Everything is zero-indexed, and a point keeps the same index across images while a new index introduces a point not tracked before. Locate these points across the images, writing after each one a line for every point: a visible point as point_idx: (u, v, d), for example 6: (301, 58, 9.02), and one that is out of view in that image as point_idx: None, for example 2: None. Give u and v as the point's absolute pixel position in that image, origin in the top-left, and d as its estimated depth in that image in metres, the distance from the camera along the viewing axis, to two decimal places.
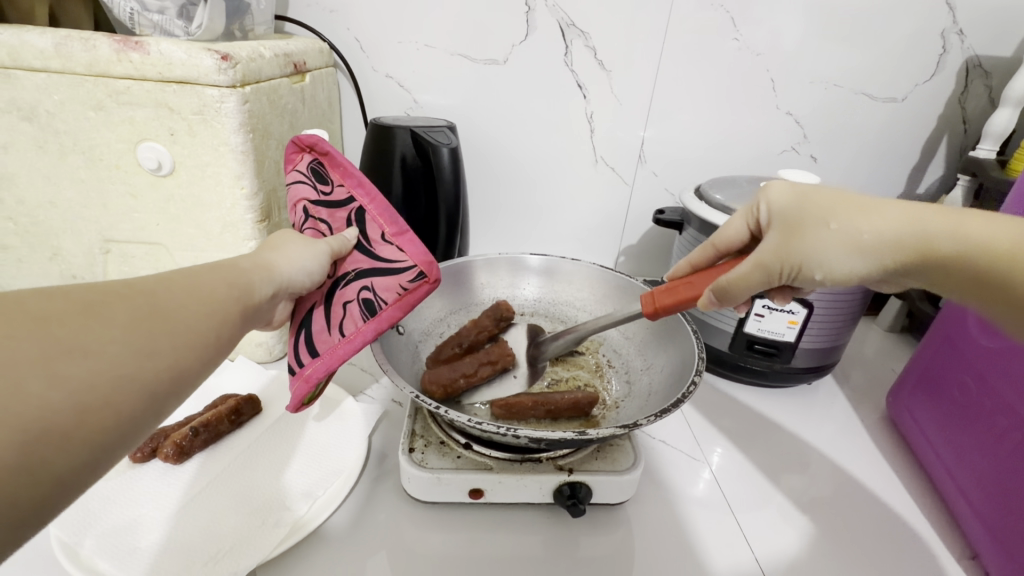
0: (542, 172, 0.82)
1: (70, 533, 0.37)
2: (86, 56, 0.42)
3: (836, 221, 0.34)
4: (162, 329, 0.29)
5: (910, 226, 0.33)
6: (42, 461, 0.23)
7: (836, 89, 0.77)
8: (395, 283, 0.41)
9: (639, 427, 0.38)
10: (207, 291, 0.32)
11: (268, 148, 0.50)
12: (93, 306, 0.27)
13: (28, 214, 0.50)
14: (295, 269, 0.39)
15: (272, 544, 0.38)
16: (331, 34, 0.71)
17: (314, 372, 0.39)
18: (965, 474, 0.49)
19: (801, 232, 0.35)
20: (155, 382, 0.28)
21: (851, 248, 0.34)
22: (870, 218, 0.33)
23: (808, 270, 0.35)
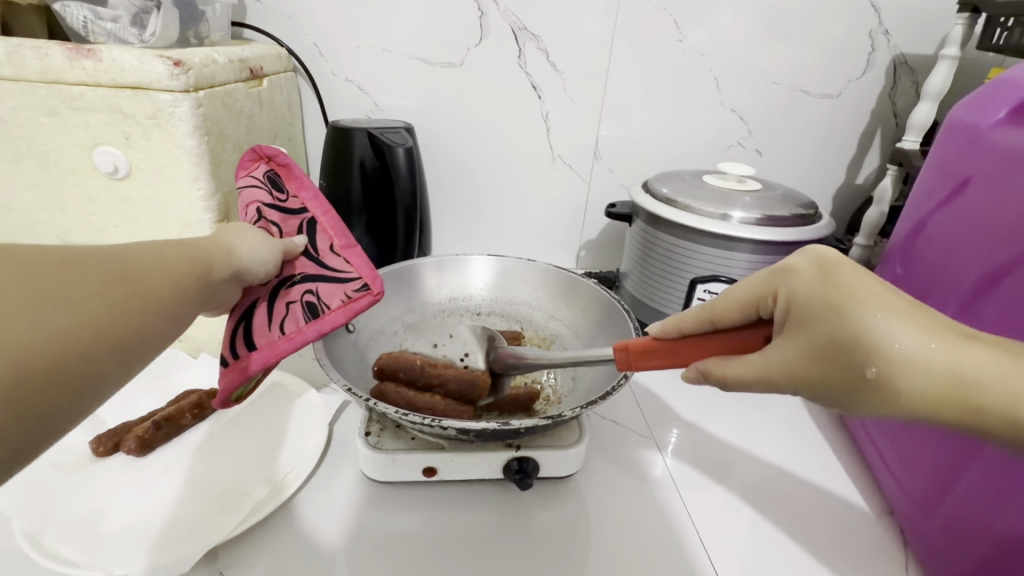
0: (502, 172, 0.85)
1: (32, 523, 0.39)
2: (38, 63, 0.44)
3: (879, 366, 0.27)
4: (136, 291, 0.30)
5: (958, 389, 0.26)
6: (29, 400, 0.26)
7: (776, 87, 0.81)
8: (339, 290, 0.44)
9: (563, 417, 0.42)
10: (163, 267, 0.33)
11: (224, 151, 0.52)
12: (41, 269, 0.27)
13: None
14: (254, 257, 0.40)
15: (231, 526, 0.41)
16: (291, 40, 0.72)
17: (252, 363, 0.39)
18: (883, 439, 0.53)
19: (834, 364, 0.28)
20: (129, 337, 0.29)
21: (888, 397, 0.27)
22: (923, 371, 0.26)
23: (829, 397, 0.29)
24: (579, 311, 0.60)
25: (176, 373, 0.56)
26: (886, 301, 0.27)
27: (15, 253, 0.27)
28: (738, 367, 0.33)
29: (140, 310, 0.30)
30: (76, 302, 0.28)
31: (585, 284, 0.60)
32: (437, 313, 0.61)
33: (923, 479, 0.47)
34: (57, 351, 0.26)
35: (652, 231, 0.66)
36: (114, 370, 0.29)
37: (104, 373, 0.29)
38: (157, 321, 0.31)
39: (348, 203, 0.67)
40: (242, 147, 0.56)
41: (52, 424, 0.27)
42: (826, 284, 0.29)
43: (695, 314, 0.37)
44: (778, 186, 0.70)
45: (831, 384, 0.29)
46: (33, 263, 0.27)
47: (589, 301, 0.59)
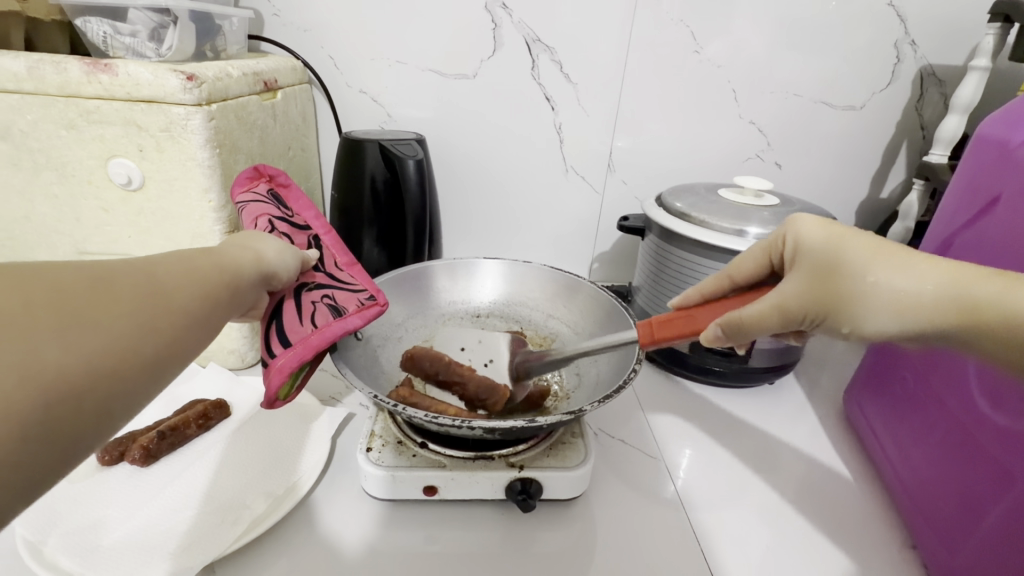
0: (516, 182, 0.84)
1: (34, 533, 0.39)
2: (58, 78, 0.45)
3: (872, 275, 0.32)
4: (165, 305, 0.29)
5: (941, 294, 0.30)
6: (55, 423, 0.24)
7: (797, 98, 0.79)
8: (352, 297, 0.47)
9: (586, 412, 0.41)
10: (190, 275, 0.31)
11: (236, 162, 0.52)
12: (62, 283, 0.25)
13: (6, 229, 0.52)
14: (280, 261, 0.40)
15: (229, 540, 0.40)
16: (306, 52, 0.73)
17: (288, 359, 0.40)
18: (904, 463, 0.51)
19: (836, 283, 0.33)
20: (156, 354, 0.28)
21: (884, 306, 0.31)
22: (911, 279, 0.31)
23: (836, 318, 0.33)
24: (579, 310, 0.59)
25: (185, 382, 0.57)
26: (872, 236, 0.34)
27: (30, 270, 0.25)
28: (755, 305, 0.36)
29: (170, 320, 0.29)
30: (104, 314, 0.26)
31: (587, 284, 0.59)
32: (440, 319, 0.60)
33: (949, 513, 0.44)
34: (87, 366, 0.24)
35: (666, 245, 0.65)
36: (143, 385, 0.27)
37: (132, 388, 0.26)
38: (186, 330, 0.29)
39: (358, 213, 0.67)
40: (254, 158, 0.57)
41: (76, 446, 0.25)
42: (824, 228, 0.36)
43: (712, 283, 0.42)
44: (797, 200, 0.68)
45: (835, 301, 0.33)
46: (52, 278, 0.25)
47: (592, 302, 0.58)
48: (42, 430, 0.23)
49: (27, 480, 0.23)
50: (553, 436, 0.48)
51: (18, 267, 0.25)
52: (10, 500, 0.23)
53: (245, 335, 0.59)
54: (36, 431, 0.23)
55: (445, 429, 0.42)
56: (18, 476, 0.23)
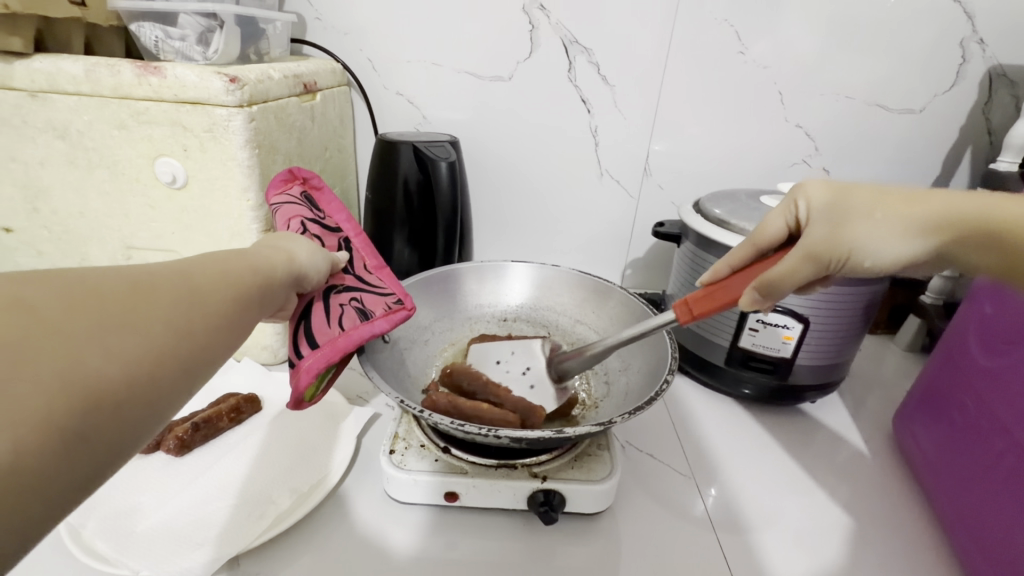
0: (550, 185, 0.83)
1: (75, 516, 0.41)
2: (111, 80, 0.47)
3: (875, 215, 0.34)
4: (201, 310, 0.29)
5: (943, 219, 0.33)
6: (96, 430, 0.24)
7: (849, 101, 0.75)
8: (380, 300, 0.47)
9: (614, 424, 0.40)
10: (224, 281, 0.32)
11: (274, 163, 0.54)
12: (105, 287, 0.26)
13: (60, 224, 0.53)
14: (311, 263, 0.41)
15: (255, 534, 0.41)
16: (346, 55, 0.74)
17: (316, 361, 0.40)
18: (961, 497, 0.47)
19: (849, 227, 0.35)
20: (193, 358, 0.28)
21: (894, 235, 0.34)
22: (913, 211, 0.34)
23: (859, 257, 0.35)
24: (609, 317, 0.58)
25: (220, 375, 0.58)
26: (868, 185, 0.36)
27: (75, 276, 0.25)
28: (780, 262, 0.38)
29: (207, 321, 0.29)
30: (146, 316, 0.26)
31: (618, 291, 0.57)
32: (467, 322, 0.60)
33: (1014, 553, 0.40)
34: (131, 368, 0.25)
35: (702, 253, 0.62)
36: (182, 385, 0.27)
37: (171, 390, 0.27)
38: (222, 332, 0.30)
39: (391, 215, 0.67)
40: (292, 159, 0.58)
41: (114, 452, 0.25)
42: (826, 186, 0.38)
43: (737, 248, 0.43)
44: None
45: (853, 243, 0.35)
46: (96, 283, 0.26)
47: (623, 309, 0.57)
48: (83, 436, 0.23)
49: (67, 487, 0.23)
50: (578, 447, 0.46)
51: (65, 274, 0.25)
52: (48, 510, 0.23)
53: (279, 332, 0.61)
54: (77, 437, 0.23)
55: (469, 437, 0.41)
56: (59, 483, 0.22)
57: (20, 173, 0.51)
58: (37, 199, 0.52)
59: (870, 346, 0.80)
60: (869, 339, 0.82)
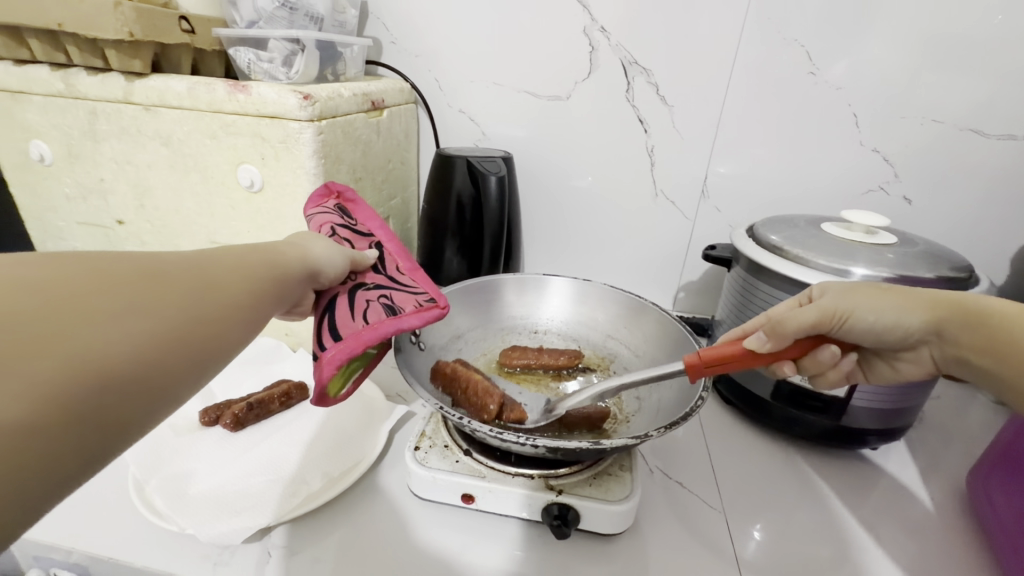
0: (603, 203, 0.83)
1: (143, 473, 0.46)
2: (207, 96, 0.54)
3: (883, 287, 0.39)
4: (217, 297, 0.31)
5: (946, 302, 0.37)
6: (112, 404, 0.24)
7: (936, 125, 0.69)
8: (411, 298, 0.48)
9: (649, 438, 0.39)
10: (239, 272, 0.33)
11: (337, 172, 0.59)
12: (122, 274, 0.27)
13: (160, 218, 0.61)
14: (329, 258, 0.43)
15: (287, 508, 0.44)
16: (415, 75, 0.80)
17: (339, 351, 0.41)
18: None
19: (858, 287, 0.39)
20: (209, 340, 0.29)
21: (897, 301, 0.38)
22: (920, 292, 0.39)
23: (862, 313, 0.39)
24: (643, 335, 0.57)
25: (277, 363, 0.64)
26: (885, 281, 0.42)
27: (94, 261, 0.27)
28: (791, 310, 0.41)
29: (218, 313, 0.30)
30: (158, 303, 0.27)
31: (652, 308, 0.56)
32: (501, 333, 0.61)
33: None
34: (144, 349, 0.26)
35: (753, 279, 0.60)
36: (190, 374, 0.28)
37: (180, 376, 0.27)
38: (232, 323, 0.31)
39: (443, 225, 0.71)
40: (355, 170, 0.64)
41: (132, 426, 0.26)
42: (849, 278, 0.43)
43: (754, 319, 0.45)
44: (917, 238, 0.59)
45: (859, 298, 0.39)
46: (114, 270, 0.27)
47: (656, 327, 0.56)
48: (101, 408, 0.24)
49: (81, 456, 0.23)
50: (598, 466, 0.46)
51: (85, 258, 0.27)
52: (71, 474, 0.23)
53: None
54: (93, 409, 0.24)
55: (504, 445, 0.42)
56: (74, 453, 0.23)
57: (133, 174, 0.60)
58: (143, 197, 0.61)
59: (952, 394, 0.72)
60: (951, 386, 0.74)
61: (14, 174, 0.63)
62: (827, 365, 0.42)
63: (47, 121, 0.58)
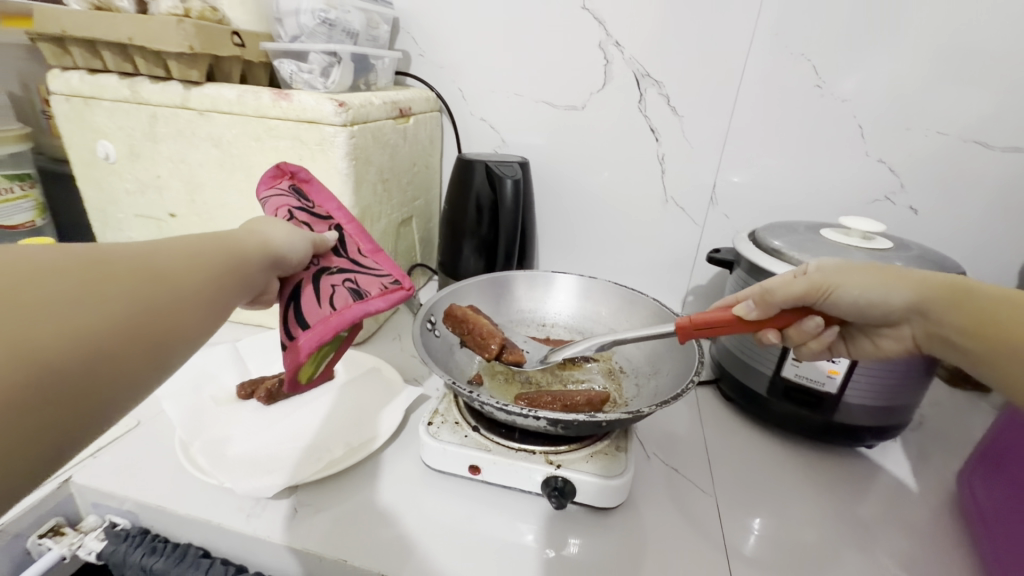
0: (615, 208, 0.87)
1: (187, 435, 0.52)
2: (254, 103, 0.60)
3: (875, 266, 0.41)
4: (171, 287, 0.29)
5: (939, 287, 0.39)
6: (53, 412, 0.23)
7: (941, 137, 0.71)
8: (376, 281, 0.47)
9: (643, 413, 0.43)
10: (194, 260, 0.31)
11: (366, 173, 0.64)
12: (58, 267, 0.25)
13: (207, 212, 0.68)
14: (291, 239, 0.41)
15: (312, 471, 0.49)
16: (440, 85, 0.86)
17: (308, 340, 0.42)
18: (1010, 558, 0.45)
19: (850, 264, 0.42)
20: (163, 336, 0.28)
21: (886, 279, 0.41)
22: (915, 275, 0.40)
23: (846, 288, 0.41)
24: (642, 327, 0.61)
25: None
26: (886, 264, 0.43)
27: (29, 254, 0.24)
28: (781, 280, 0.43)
29: (183, 301, 0.29)
30: (115, 297, 0.26)
31: (650, 301, 0.60)
32: (510, 324, 0.65)
33: None
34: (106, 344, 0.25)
35: (752, 280, 0.63)
36: (142, 373, 0.27)
37: (136, 375, 0.26)
38: (190, 317, 0.29)
39: (462, 224, 0.76)
40: (383, 171, 0.69)
41: (79, 431, 0.25)
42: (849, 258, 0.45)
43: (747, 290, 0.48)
44: (915, 244, 0.61)
45: (847, 274, 0.41)
46: (50, 261, 0.25)
47: (654, 319, 0.60)
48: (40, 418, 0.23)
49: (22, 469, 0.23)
50: (595, 445, 0.50)
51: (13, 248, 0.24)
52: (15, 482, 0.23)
53: None
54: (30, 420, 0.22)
55: (510, 419, 0.46)
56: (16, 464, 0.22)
57: (186, 172, 0.66)
58: (193, 192, 0.67)
59: (956, 401, 0.73)
60: (955, 394, 0.75)
61: (82, 171, 0.70)
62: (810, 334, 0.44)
63: (114, 123, 0.66)
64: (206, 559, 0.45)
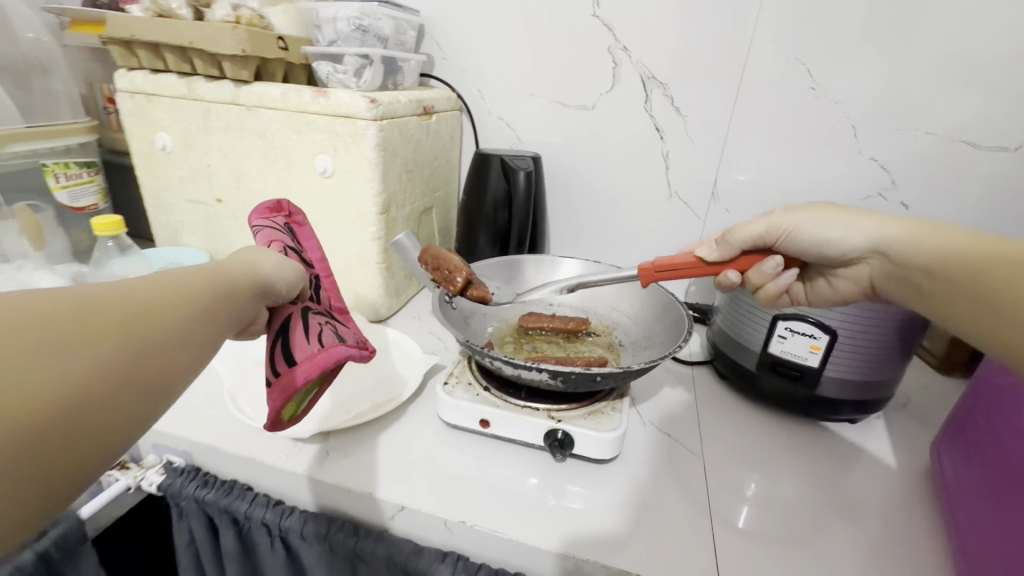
0: (622, 202, 0.93)
1: (234, 388, 0.58)
2: (296, 100, 0.67)
3: (838, 210, 0.49)
4: (164, 323, 0.29)
5: (899, 230, 0.44)
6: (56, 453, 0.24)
7: (930, 137, 0.75)
8: (350, 334, 0.48)
9: (636, 367, 0.50)
10: (184, 294, 0.32)
11: (393, 163, 0.71)
12: (47, 312, 0.25)
13: (250, 198, 0.76)
14: (278, 271, 0.42)
15: (343, 420, 0.55)
16: (461, 86, 0.93)
17: (298, 375, 0.42)
18: (962, 511, 0.49)
19: (819, 208, 0.50)
20: (158, 370, 0.28)
21: (847, 223, 0.48)
22: (877, 219, 0.46)
23: (807, 227, 0.49)
24: (641, 305, 0.67)
25: None
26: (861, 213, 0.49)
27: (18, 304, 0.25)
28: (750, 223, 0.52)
29: (167, 337, 0.29)
30: (109, 336, 0.27)
31: (649, 282, 0.67)
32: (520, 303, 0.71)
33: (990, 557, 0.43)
34: (83, 395, 0.25)
35: None
36: (140, 408, 0.27)
37: (133, 412, 0.27)
38: (182, 350, 0.30)
39: (478, 213, 0.82)
40: (408, 163, 0.76)
41: (84, 468, 0.25)
42: None
43: None
44: None
45: (812, 216, 0.50)
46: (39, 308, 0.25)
47: (651, 298, 0.67)
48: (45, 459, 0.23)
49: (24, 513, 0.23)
50: (593, 406, 0.56)
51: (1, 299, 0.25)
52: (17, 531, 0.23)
53: (382, 295, 0.77)
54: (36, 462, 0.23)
55: (516, 374, 0.52)
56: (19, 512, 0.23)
57: (233, 162, 0.74)
58: (239, 180, 0.75)
59: (944, 387, 0.77)
60: (943, 380, 0.79)
61: (141, 160, 0.78)
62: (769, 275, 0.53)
63: (171, 118, 0.74)
64: (251, 491, 0.53)
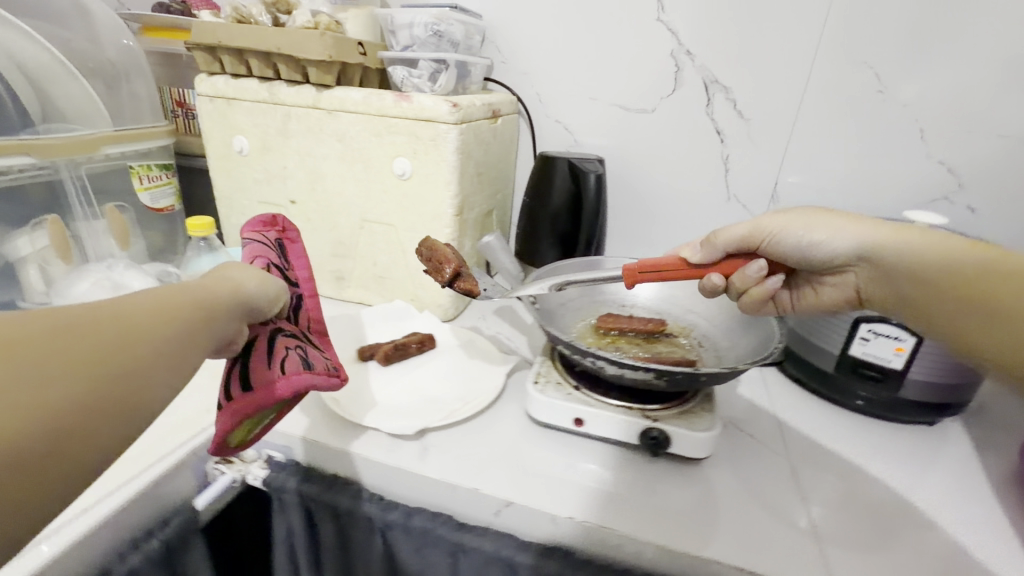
0: (680, 204, 0.93)
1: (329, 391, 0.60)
2: (378, 104, 0.69)
3: (823, 214, 0.52)
4: (134, 344, 0.29)
5: (890, 234, 0.48)
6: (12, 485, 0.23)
7: (999, 140, 0.76)
8: (322, 360, 0.50)
9: (742, 369, 0.51)
10: (161, 313, 0.32)
11: (468, 166, 0.73)
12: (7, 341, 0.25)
13: (325, 200, 0.77)
14: (261, 289, 0.41)
15: (439, 419, 0.57)
16: (520, 90, 0.94)
17: (247, 402, 0.45)
18: None
19: (805, 213, 0.53)
20: (127, 395, 0.28)
21: (833, 227, 0.51)
22: (861, 223, 0.50)
23: (794, 232, 0.53)
24: (719, 307, 0.69)
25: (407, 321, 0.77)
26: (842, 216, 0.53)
27: None
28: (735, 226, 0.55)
29: (140, 361, 0.29)
30: (73, 360, 0.27)
31: None
32: (596, 304, 0.73)
33: None
34: (41, 436, 0.24)
35: None
36: (105, 435, 0.27)
37: (97, 439, 0.27)
38: (153, 371, 0.29)
39: (542, 215, 0.83)
40: (479, 166, 0.77)
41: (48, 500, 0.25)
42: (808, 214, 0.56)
43: None
44: None
45: (802, 221, 0.53)
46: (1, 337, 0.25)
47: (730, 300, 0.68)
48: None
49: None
50: (684, 406, 0.56)
51: None
52: None
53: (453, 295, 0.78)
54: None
55: (617, 373, 0.53)
56: None
57: (310, 165, 0.76)
58: (315, 182, 0.77)
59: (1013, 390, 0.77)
60: None
61: (217, 162, 0.80)
62: (751, 280, 0.55)
63: (250, 122, 0.75)
64: (353, 486, 0.54)
